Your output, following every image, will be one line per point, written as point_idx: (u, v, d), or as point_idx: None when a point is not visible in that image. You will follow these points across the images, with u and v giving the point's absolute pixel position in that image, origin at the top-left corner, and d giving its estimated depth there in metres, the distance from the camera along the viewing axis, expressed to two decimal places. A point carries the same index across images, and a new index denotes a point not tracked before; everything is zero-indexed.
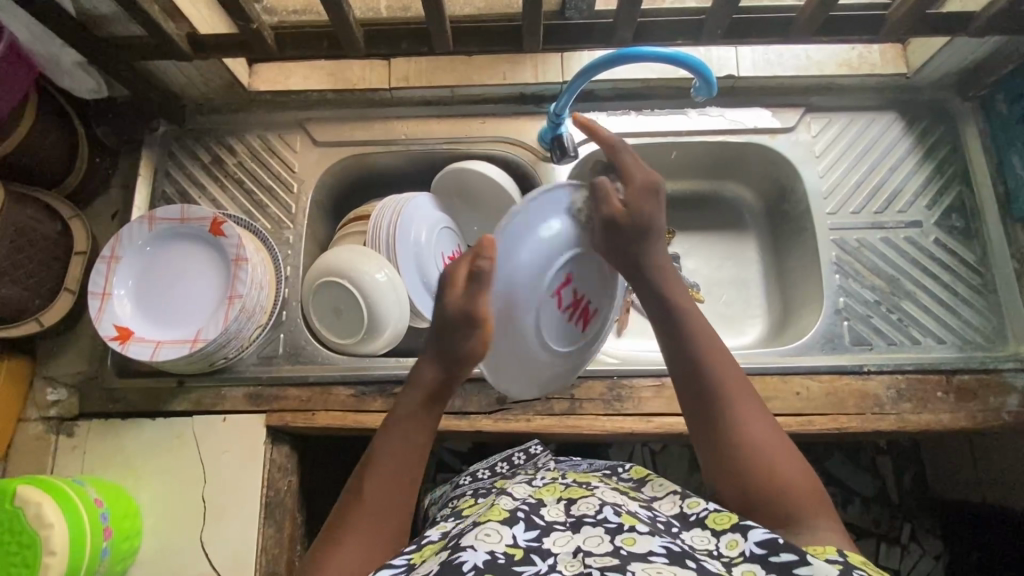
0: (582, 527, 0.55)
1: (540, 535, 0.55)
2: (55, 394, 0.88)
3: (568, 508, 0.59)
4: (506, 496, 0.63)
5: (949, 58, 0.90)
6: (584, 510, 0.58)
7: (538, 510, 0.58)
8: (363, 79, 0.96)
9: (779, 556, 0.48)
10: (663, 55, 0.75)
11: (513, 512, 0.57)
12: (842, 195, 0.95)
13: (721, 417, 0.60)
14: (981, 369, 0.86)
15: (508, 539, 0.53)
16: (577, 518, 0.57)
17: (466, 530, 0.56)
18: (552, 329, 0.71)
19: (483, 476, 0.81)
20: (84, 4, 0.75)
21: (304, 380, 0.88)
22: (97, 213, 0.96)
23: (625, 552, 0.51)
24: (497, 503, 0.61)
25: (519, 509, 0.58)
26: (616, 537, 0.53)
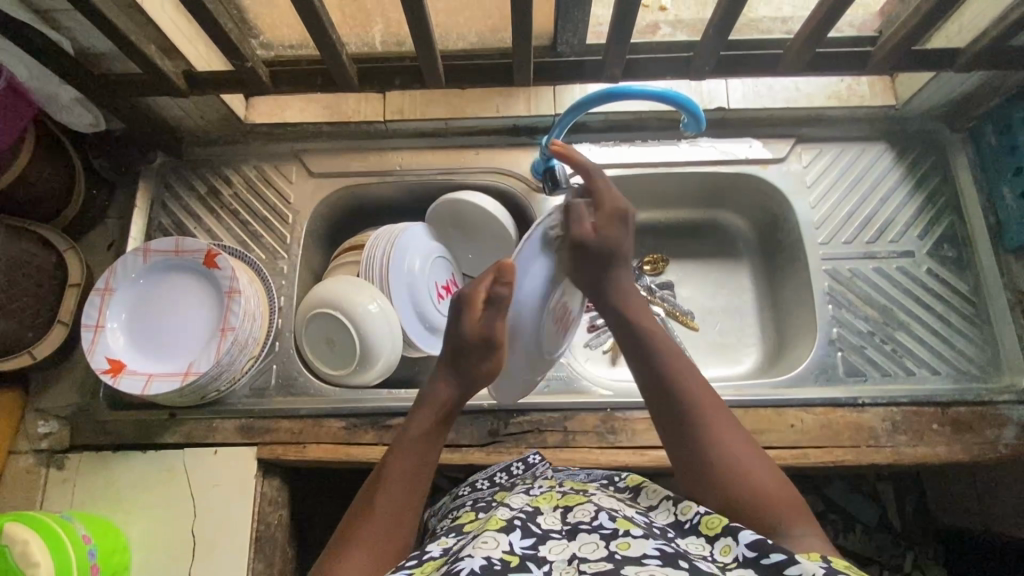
0: (578, 534, 0.53)
1: (537, 543, 0.53)
2: (47, 427, 0.88)
3: (564, 515, 0.57)
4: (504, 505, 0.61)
5: (937, 91, 0.91)
6: (580, 517, 0.56)
7: (533, 518, 0.56)
8: (358, 112, 0.98)
9: (770, 558, 0.47)
10: (654, 94, 0.76)
11: (509, 520, 0.55)
12: (834, 225, 0.95)
13: (689, 426, 0.61)
14: (978, 401, 0.85)
15: (506, 548, 0.51)
16: (572, 526, 0.55)
17: (465, 543, 0.54)
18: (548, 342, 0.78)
19: (481, 486, 0.74)
20: (82, 43, 0.76)
21: (296, 412, 0.87)
22: (92, 243, 0.97)
23: (619, 557, 0.49)
24: (494, 513, 0.59)
25: (515, 517, 0.56)
26: (610, 542, 0.51)
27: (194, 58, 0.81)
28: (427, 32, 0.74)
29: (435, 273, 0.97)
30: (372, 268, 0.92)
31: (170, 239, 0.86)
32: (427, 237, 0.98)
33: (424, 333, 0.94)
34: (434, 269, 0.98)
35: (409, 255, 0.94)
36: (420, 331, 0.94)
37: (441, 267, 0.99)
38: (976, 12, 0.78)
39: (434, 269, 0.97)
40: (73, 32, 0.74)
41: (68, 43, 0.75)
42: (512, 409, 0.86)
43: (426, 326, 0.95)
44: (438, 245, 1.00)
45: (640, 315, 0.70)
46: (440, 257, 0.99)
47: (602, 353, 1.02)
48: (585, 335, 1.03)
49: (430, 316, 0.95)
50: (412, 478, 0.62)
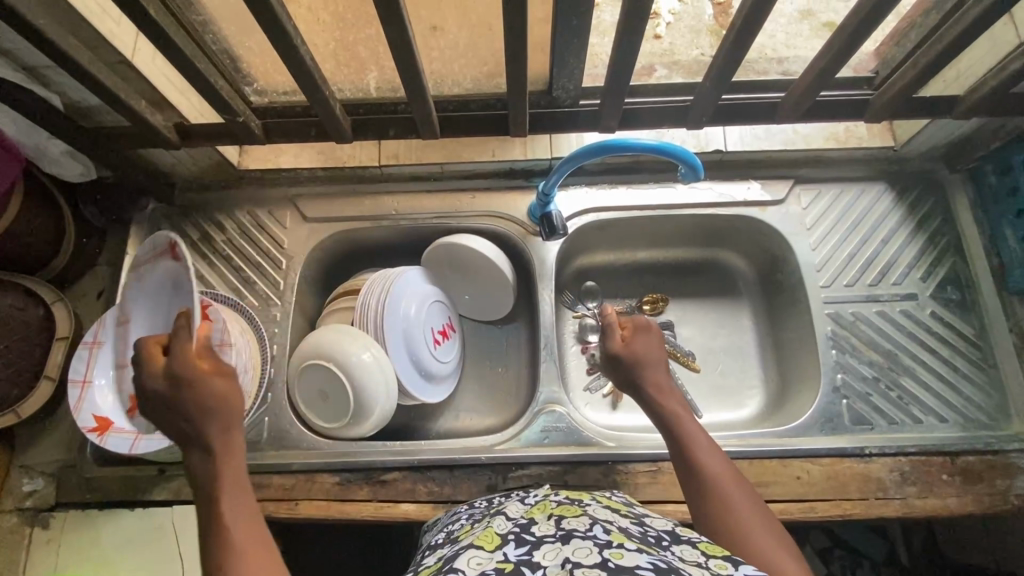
0: (572, 539, 0.50)
1: (530, 549, 0.50)
2: (32, 484, 0.85)
3: (559, 520, 0.53)
4: (501, 518, 0.58)
5: (935, 135, 0.90)
6: (574, 524, 0.53)
7: (528, 528, 0.54)
8: (353, 157, 0.97)
9: None
10: (649, 147, 0.75)
11: (504, 535, 0.53)
12: (835, 268, 0.94)
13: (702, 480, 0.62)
14: (988, 450, 0.83)
15: (500, 557, 0.49)
16: (566, 531, 0.51)
17: (459, 553, 0.52)
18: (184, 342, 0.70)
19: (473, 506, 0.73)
20: (72, 97, 0.75)
21: (288, 468, 0.84)
22: (82, 292, 0.95)
23: (613, 566, 0.45)
24: (491, 526, 0.57)
25: (510, 530, 0.54)
26: (604, 549, 0.47)
27: (186, 109, 0.81)
28: (420, 85, 0.73)
29: (429, 319, 0.95)
30: (367, 315, 0.89)
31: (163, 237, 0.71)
32: (422, 280, 0.97)
33: (415, 381, 0.92)
34: (430, 314, 0.96)
35: (405, 301, 0.92)
36: (413, 379, 0.91)
37: (437, 313, 0.97)
38: (975, 59, 0.78)
39: (430, 314, 0.95)
40: (62, 87, 0.73)
41: (57, 98, 0.74)
42: (511, 463, 0.84)
43: (418, 374, 0.92)
44: (433, 289, 0.98)
45: (661, 381, 0.72)
46: (435, 303, 0.97)
47: (602, 397, 1.00)
48: (585, 378, 1.01)
49: (424, 363, 0.92)
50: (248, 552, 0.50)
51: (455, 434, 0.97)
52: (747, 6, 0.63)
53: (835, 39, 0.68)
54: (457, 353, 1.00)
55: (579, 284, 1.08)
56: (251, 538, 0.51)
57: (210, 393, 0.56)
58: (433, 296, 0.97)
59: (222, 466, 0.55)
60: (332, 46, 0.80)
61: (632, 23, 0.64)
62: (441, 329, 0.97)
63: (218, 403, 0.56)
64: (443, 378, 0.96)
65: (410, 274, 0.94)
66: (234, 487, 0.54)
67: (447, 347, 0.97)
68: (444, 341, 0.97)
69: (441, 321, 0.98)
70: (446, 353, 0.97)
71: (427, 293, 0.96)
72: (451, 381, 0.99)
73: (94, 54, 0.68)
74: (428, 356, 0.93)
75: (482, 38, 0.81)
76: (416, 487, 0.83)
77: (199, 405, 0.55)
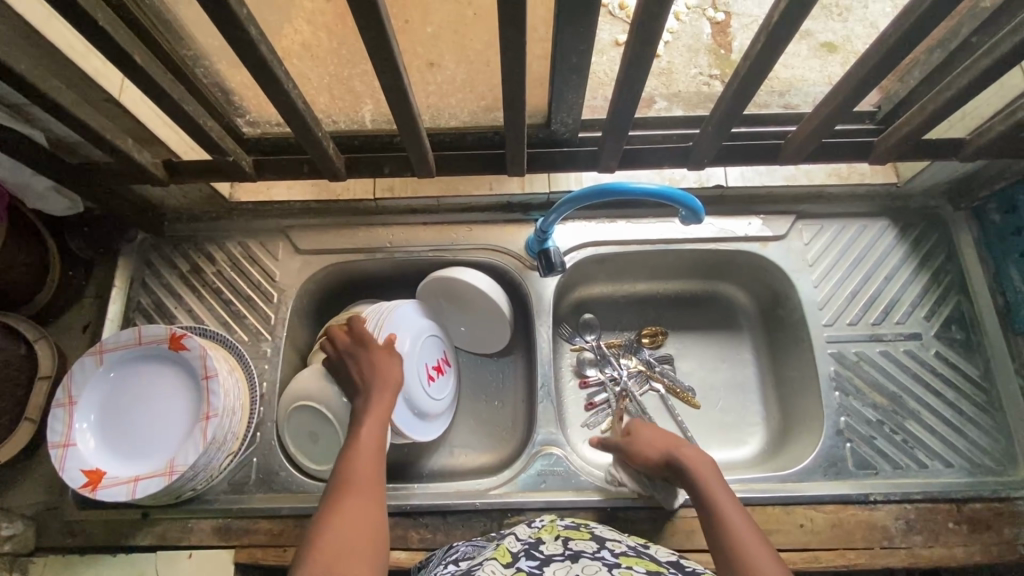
0: (582, 558, 0.52)
1: (541, 565, 0.52)
2: (10, 527, 0.79)
3: (567, 543, 0.57)
4: (510, 539, 0.61)
5: (938, 173, 0.89)
6: (583, 547, 0.55)
7: (537, 547, 0.56)
8: (348, 191, 0.96)
9: None
10: (649, 192, 0.74)
11: (516, 553, 0.55)
12: (838, 305, 0.92)
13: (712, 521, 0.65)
14: (995, 497, 0.81)
15: (514, 568, 0.51)
16: (575, 551, 0.54)
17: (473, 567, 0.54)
18: (196, 408, 0.80)
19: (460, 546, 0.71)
20: (58, 134, 0.73)
21: (276, 512, 0.82)
22: (66, 325, 0.93)
23: None
24: (502, 545, 0.58)
25: (521, 549, 0.56)
26: (614, 569, 0.50)
27: (175, 144, 0.79)
28: (416, 124, 0.72)
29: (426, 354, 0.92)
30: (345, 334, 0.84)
31: (127, 331, 0.82)
32: (417, 316, 0.93)
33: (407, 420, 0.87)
34: (426, 349, 0.93)
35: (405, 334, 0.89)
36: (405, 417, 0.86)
37: (433, 348, 0.94)
38: (982, 99, 0.76)
39: (427, 350, 0.92)
40: (46, 124, 0.70)
41: (41, 135, 0.72)
42: (506, 509, 0.81)
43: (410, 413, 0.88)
44: (430, 324, 0.95)
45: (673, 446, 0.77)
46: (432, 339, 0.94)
47: (600, 433, 0.98)
48: (583, 414, 0.99)
49: (417, 402, 0.88)
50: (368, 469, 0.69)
51: (449, 473, 0.95)
52: (755, 52, 0.61)
53: (842, 85, 0.67)
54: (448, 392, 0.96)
55: (577, 316, 1.06)
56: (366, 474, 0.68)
57: (386, 363, 0.80)
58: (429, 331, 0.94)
59: (374, 411, 0.75)
60: (326, 80, 0.78)
61: (634, 66, 0.63)
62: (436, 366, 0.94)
63: (386, 371, 0.79)
64: (432, 418, 0.92)
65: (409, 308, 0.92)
66: (375, 425, 0.74)
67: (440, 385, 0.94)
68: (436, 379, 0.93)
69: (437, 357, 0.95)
70: (437, 392, 0.93)
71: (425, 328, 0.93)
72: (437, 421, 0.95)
73: (80, 94, 0.66)
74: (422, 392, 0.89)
75: (480, 73, 0.79)
76: (408, 533, 0.80)
77: (379, 368, 0.79)
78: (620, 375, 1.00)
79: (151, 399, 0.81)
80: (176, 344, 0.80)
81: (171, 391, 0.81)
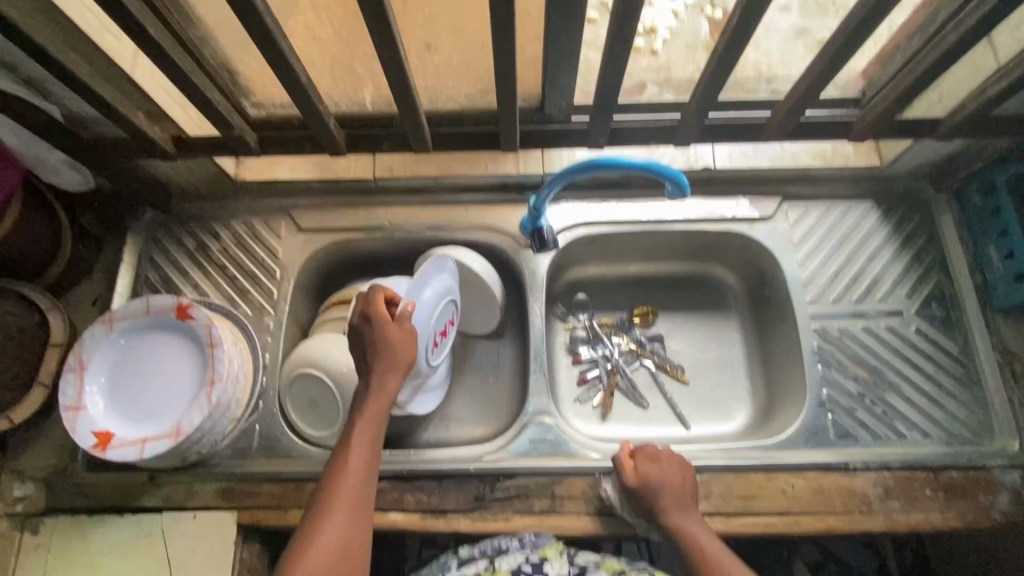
0: None
1: None
2: (23, 489, 0.86)
3: None
4: None
5: (919, 155, 0.92)
6: None
7: None
8: (350, 170, 1.01)
9: None
10: (636, 166, 0.77)
11: None
12: (822, 283, 0.95)
13: None
14: (970, 466, 0.84)
15: None
16: None
17: None
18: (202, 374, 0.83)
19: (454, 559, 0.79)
20: (72, 108, 0.77)
21: (278, 475, 0.85)
22: (77, 299, 0.96)
23: None
24: None
25: None
26: None
27: (184, 123, 0.83)
28: (414, 101, 0.75)
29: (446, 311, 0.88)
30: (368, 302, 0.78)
31: (136, 301, 0.85)
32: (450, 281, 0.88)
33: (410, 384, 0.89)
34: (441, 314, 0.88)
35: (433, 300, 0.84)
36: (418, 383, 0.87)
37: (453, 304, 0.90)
38: (955, 81, 0.80)
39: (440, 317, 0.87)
40: (62, 99, 0.74)
41: (56, 110, 0.75)
42: (499, 473, 0.84)
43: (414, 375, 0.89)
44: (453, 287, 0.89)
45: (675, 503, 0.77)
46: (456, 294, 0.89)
47: (591, 408, 1.01)
48: (575, 390, 1.02)
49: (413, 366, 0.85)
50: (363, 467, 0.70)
51: (445, 444, 0.98)
52: (733, 26, 0.65)
53: (817, 62, 0.71)
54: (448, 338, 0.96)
55: (570, 296, 1.09)
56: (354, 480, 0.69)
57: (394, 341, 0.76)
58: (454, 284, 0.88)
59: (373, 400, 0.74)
60: (327, 61, 0.82)
61: (619, 41, 0.66)
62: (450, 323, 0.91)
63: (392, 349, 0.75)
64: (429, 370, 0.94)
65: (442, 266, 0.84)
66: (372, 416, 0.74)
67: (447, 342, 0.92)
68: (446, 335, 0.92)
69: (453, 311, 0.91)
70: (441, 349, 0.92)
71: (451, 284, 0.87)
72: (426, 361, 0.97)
73: (94, 68, 0.69)
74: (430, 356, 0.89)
75: (475, 55, 0.82)
76: (404, 496, 0.83)
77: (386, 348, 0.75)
78: (611, 353, 1.03)
79: (158, 365, 0.84)
80: (184, 312, 0.84)
81: (178, 357, 0.84)
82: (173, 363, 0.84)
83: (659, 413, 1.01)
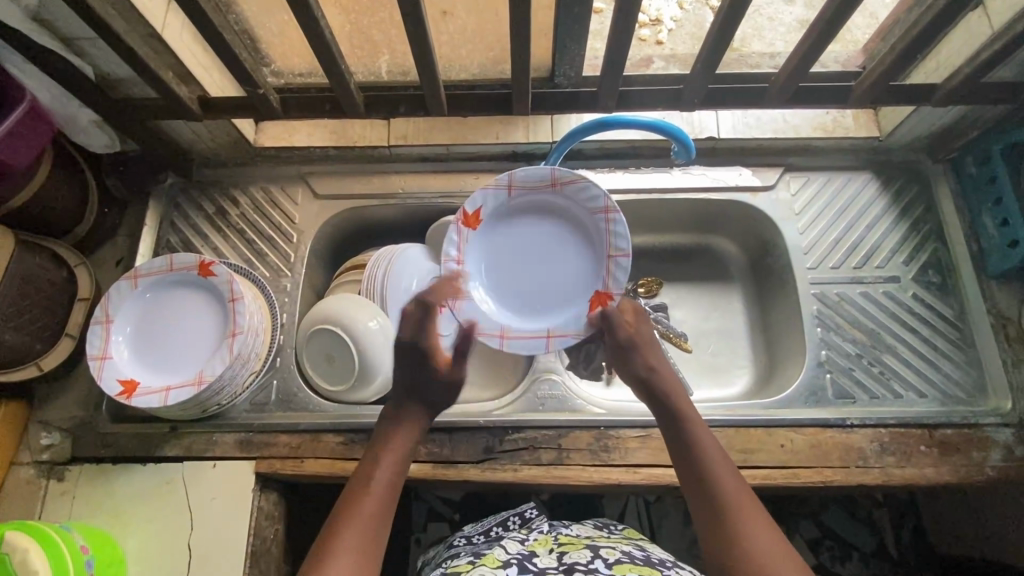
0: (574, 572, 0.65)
1: None
2: (49, 438, 0.89)
3: (562, 557, 0.69)
4: (504, 547, 0.74)
5: (917, 124, 0.95)
6: (576, 559, 0.68)
7: (530, 559, 0.70)
8: (364, 137, 1.02)
9: None
10: (644, 123, 0.81)
11: (506, 560, 0.69)
12: (822, 250, 0.98)
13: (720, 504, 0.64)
14: (964, 424, 0.87)
15: None
16: (568, 565, 0.67)
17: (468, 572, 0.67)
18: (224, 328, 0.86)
19: (459, 544, 0.86)
20: (104, 68, 0.80)
21: (295, 427, 0.89)
22: (101, 260, 1.00)
23: None
24: (493, 553, 0.72)
25: (513, 557, 0.70)
26: None
27: (209, 85, 0.86)
28: (431, 64, 0.78)
29: (562, 244, 0.90)
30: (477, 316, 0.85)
31: (160, 258, 0.88)
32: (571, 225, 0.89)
33: (477, 271, 0.90)
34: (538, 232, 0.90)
35: (569, 270, 0.89)
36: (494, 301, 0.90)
37: (575, 211, 0.88)
38: (952, 50, 0.83)
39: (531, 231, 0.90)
40: (95, 58, 0.78)
41: (89, 69, 0.79)
42: (508, 426, 0.87)
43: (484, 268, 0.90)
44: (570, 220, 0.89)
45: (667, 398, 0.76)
46: (583, 229, 0.89)
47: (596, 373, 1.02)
48: None
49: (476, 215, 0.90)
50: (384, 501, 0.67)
51: None
52: None
53: (815, 25, 0.74)
54: (523, 184, 0.88)
55: None
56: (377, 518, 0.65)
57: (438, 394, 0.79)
58: (599, 228, 0.87)
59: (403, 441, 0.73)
60: (347, 28, 0.85)
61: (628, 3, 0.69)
62: (554, 216, 0.90)
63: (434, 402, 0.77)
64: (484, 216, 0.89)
65: (615, 285, 0.87)
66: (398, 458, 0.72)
67: (535, 228, 0.90)
68: (536, 220, 0.90)
69: (565, 207, 0.89)
70: (518, 220, 0.90)
71: (598, 239, 0.88)
72: (486, 188, 0.88)
73: (128, 26, 0.73)
74: (519, 260, 0.90)
75: (487, 23, 0.86)
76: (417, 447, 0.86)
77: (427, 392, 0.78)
78: None
79: (181, 320, 0.88)
80: (207, 268, 0.87)
81: (201, 312, 0.88)
82: (196, 318, 0.88)
83: None
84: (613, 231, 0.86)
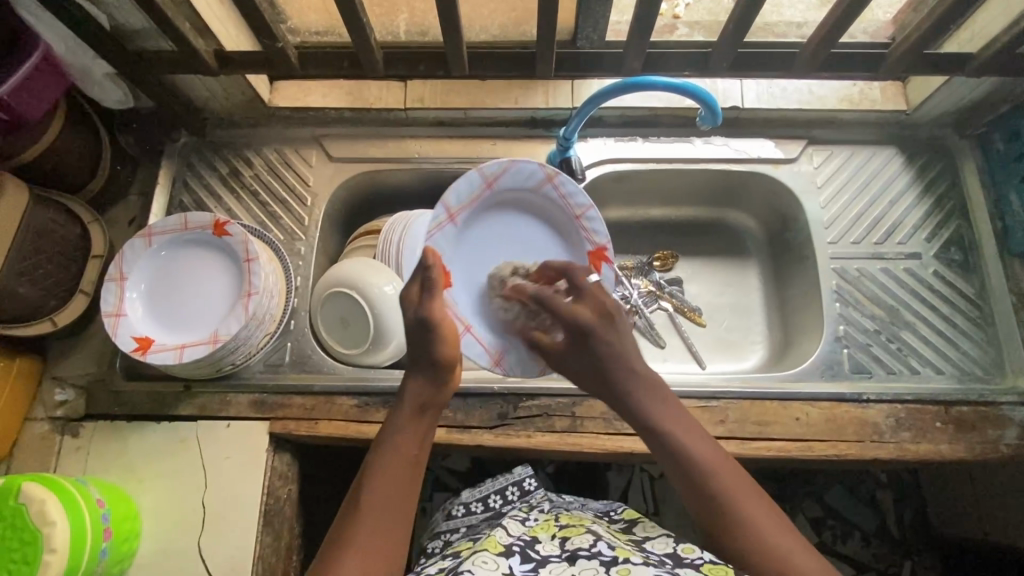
0: (578, 559, 0.63)
1: (536, 566, 0.63)
2: (64, 394, 0.90)
3: (564, 543, 0.67)
4: (506, 528, 0.71)
5: (947, 97, 0.92)
6: (578, 544, 0.66)
7: (532, 546, 0.67)
8: (380, 99, 1.00)
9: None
10: (671, 85, 0.79)
11: (509, 546, 0.66)
12: (843, 225, 0.97)
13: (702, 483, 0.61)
14: (980, 401, 0.86)
15: (508, 568, 0.62)
16: (571, 552, 0.65)
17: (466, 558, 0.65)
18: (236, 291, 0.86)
19: (459, 515, 0.88)
20: (119, 19, 0.78)
21: (309, 388, 0.89)
22: (114, 218, 0.99)
23: None
24: (493, 536, 0.69)
25: (515, 543, 0.67)
26: (611, 568, 0.60)
27: (225, 39, 0.84)
28: (456, 21, 0.76)
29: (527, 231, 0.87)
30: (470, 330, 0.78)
31: (174, 217, 0.87)
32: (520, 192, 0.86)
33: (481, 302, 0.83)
34: (495, 226, 0.86)
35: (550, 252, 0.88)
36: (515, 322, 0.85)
37: (519, 194, 0.86)
38: (988, 20, 0.81)
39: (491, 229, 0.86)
40: (110, 7, 0.76)
41: (104, 18, 0.77)
42: (522, 393, 0.87)
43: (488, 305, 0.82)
44: (517, 198, 0.86)
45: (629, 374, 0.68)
46: (532, 204, 0.87)
47: None
48: None
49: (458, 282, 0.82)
50: (398, 478, 0.64)
51: None
52: None
53: None
54: (459, 205, 0.82)
55: None
56: (393, 495, 0.63)
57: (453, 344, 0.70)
58: (549, 197, 0.86)
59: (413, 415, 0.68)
60: None
61: None
62: (503, 208, 0.86)
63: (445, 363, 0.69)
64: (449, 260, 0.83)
65: (600, 237, 0.86)
66: (410, 431, 0.67)
67: (496, 224, 0.86)
68: (490, 222, 0.86)
69: (505, 194, 0.85)
70: (478, 236, 0.85)
71: (554, 205, 0.87)
72: (433, 233, 0.81)
73: None
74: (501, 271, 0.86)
75: None
76: None
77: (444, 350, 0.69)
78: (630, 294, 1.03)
79: (194, 280, 0.87)
80: (222, 228, 0.86)
81: (213, 274, 0.87)
82: (208, 279, 0.87)
83: (676, 352, 1.03)
84: (568, 194, 0.85)
